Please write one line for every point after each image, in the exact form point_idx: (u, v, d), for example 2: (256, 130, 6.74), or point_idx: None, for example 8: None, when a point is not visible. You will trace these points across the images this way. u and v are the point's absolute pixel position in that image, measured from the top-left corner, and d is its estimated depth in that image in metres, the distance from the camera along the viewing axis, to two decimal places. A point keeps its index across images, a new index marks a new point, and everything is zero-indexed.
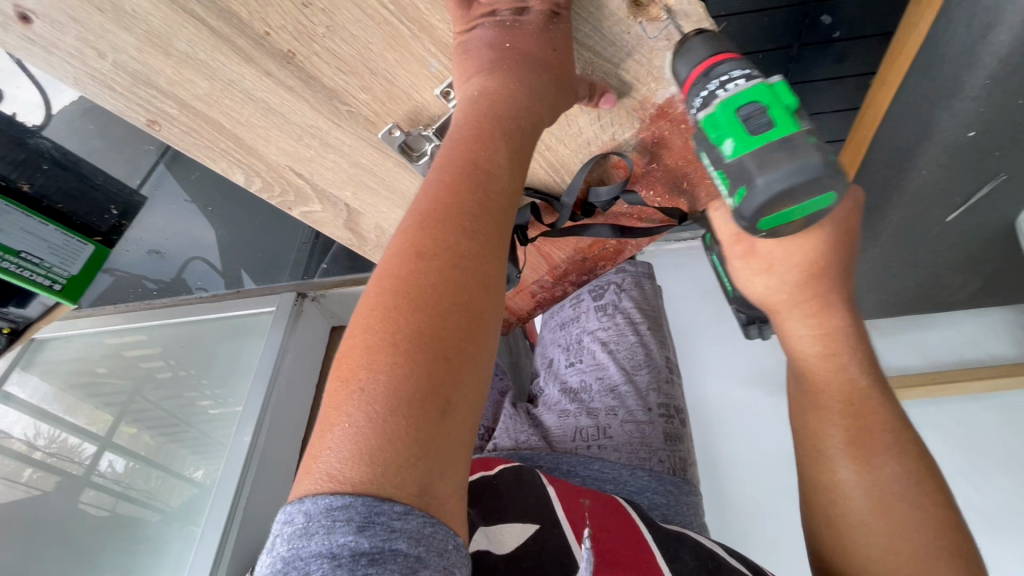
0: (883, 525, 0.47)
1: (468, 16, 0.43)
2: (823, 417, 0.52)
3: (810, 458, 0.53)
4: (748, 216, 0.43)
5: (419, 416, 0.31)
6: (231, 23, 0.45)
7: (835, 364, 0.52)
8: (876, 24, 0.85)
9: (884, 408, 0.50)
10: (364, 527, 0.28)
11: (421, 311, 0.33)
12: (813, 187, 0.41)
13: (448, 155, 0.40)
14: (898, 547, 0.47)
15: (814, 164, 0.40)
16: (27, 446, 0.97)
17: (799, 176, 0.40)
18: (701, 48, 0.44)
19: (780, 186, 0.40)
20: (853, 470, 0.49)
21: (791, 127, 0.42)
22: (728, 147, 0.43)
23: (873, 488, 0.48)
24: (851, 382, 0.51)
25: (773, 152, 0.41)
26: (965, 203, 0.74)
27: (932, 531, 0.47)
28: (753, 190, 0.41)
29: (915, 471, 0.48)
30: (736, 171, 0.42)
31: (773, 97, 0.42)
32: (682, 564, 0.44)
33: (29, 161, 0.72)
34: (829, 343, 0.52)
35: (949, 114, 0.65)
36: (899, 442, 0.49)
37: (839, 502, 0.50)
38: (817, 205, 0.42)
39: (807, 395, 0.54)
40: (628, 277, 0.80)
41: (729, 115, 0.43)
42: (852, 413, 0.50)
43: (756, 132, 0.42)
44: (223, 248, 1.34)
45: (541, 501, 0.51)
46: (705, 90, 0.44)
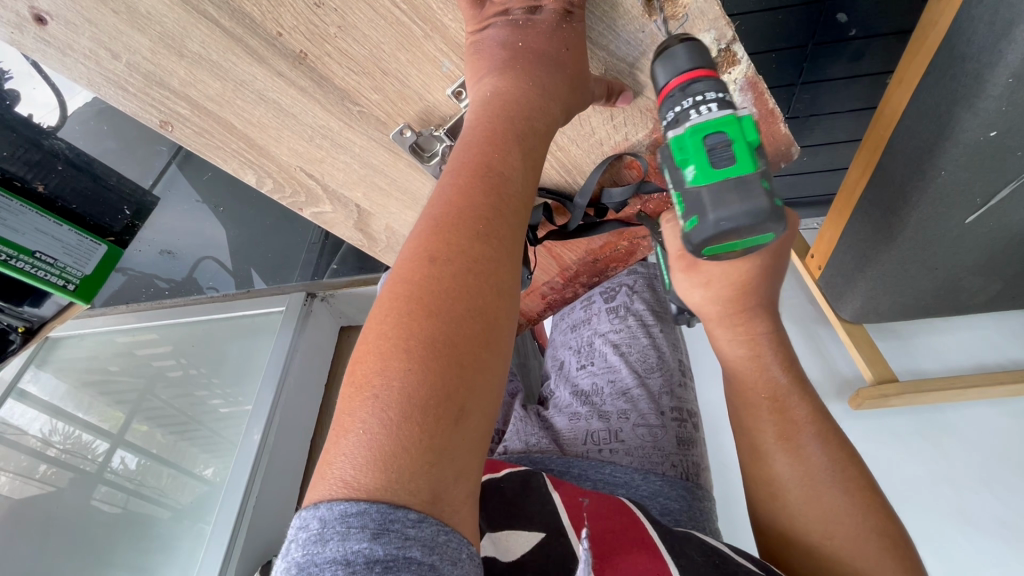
0: (816, 511, 0.48)
1: (480, 16, 0.43)
2: (754, 414, 0.53)
3: (747, 455, 0.53)
4: (694, 243, 0.44)
5: (434, 423, 0.30)
6: (243, 24, 0.45)
7: (759, 366, 0.54)
8: (894, 22, 0.83)
9: (803, 403, 0.52)
10: (378, 534, 0.27)
11: (435, 316, 0.33)
12: (757, 229, 0.42)
13: (461, 157, 0.40)
14: (832, 530, 0.47)
15: (762, 208, 0.41)
16: (41, 443, 0.99)
17: (745, 215, 0.41)
18: (683, 57, 0.41)
19: (726, 226, 0.41)
20: (784, 461, 0.50)
21: (751, 168, 0.41)
22: (690, 174, 0.42)
23: (804, 478, 0.49)
24: (774, 381, 0.53)
25: (729, 191, 0.41)
26: (985, 205, 0.72)
27: (860, 514, 0.47)
28: (703, 223, 0.42)
29: (839, 459, 0.49)
30: (693, 200, 0.43)
31: (738, 131, 0.41)
32: (689, 560, 0.42)
33: (43, 162, 0.72)
34: (756, 347, 0.54)
35: (971, 114, 0.63)
36: (821, 432, 0.51)
37: (776, 493, 0.50)
38: (754, 241, 0.43)
39: (736, 396, 0.55)
40: (639, 278, 0.79)
41: (696, 141, 0.42)
42: (776, 408, 0.52)
43: (717, 165, 0.41)
44: (234, 248, 1.35)
45: (546, 509, 0.50)
46: (679, 107, 0.42)
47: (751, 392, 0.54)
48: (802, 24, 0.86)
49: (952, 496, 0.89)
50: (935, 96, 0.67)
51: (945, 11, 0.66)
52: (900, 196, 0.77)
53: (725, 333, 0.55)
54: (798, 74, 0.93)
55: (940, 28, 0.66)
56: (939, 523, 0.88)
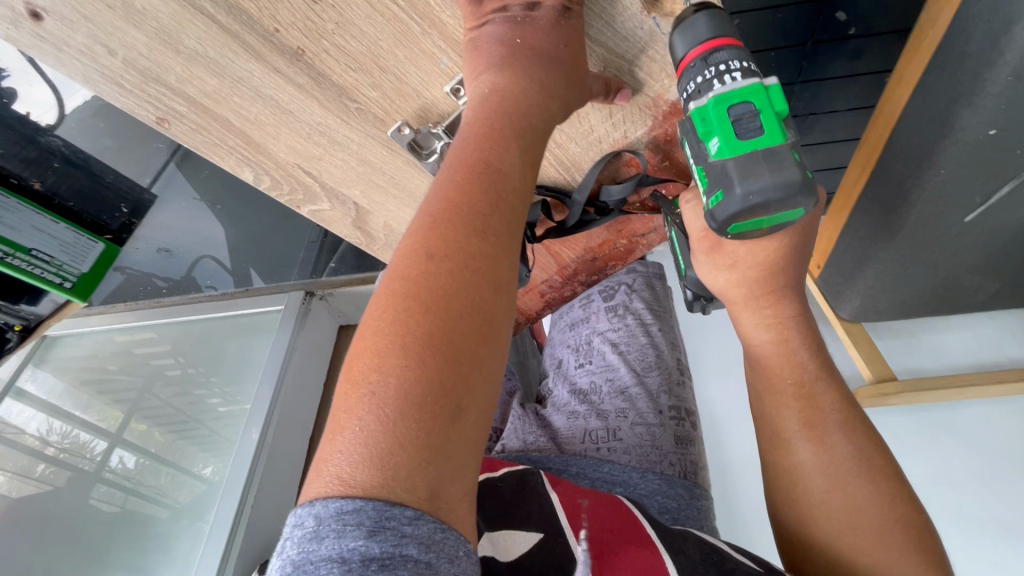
0: (841, 503, 0.48)
1: (479, 12, 0.43)
2: (780, 402, 0.52)
3: (771, 442, 0.53)
4: (719, 220, 0.41)
5: (430, 420, 0.30)
6: (240, 20, 0.44)
7: (786, 351, 0.52)
8: (893, 20, 0.83)
9: (832, 390, 0.51)
10: (374, 532, 0.27)
11: (432, 313, 0.33)
12: (787, 202, 0.39)
13: (459, 153, 0.39)
14: (857, 521, 0.47)
15: (795, 179, 0.38)
16: (40, 442, 0.99)
17: (775, 188, 0.39)
18: (705, 27, 0.41)
19: (756, 199, 0.39)
20: (809, 450, 0.50)
21: (780, 137, 0.40)
22: (714, 146, 0.41)
23: (830, 468, 0.49)
24: (802, 366, 0.52)
25: (757, 162, 0.39)
26: (984, 203, 0.72)
27: (885, 504, 0.47)
28: (729, 197, 0.40)
29: (865, 449, 0.49)
30: (718, 173, 0.41)
31: (766, 101, 0.41)
32: (686, 557, 0.42)
33: (40, 159, 0.71)
34: (783, 331, 0.53)
35: (971, 112, 0.63)
36: (847, 421, 0.50)
37: (800, 482, 0.50)
38: (784, 217, 0.41)
39: (761, 381, 0.54)
40: (639, 277, 0.79)
41: (720, 112, 0.41)
42: (804, 395, 0.51)
43: (745, 136, 0.40)
44: (232, 247, 1.35)
45: (544, 510, 0.50)
46: (702, 77, 0.41)
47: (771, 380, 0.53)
48: (801, 22, 0.86)
49: (951, 493, 0.89)
50: (934, 94, 0.67)
51: (944, 8, 0.65)
52: (899, 195, 0.77)
53: (750, 316, 0.54)
54: (797, 72, 0.93)
55: (940, 25, 0.66)
56: (938, 521, 0.88)
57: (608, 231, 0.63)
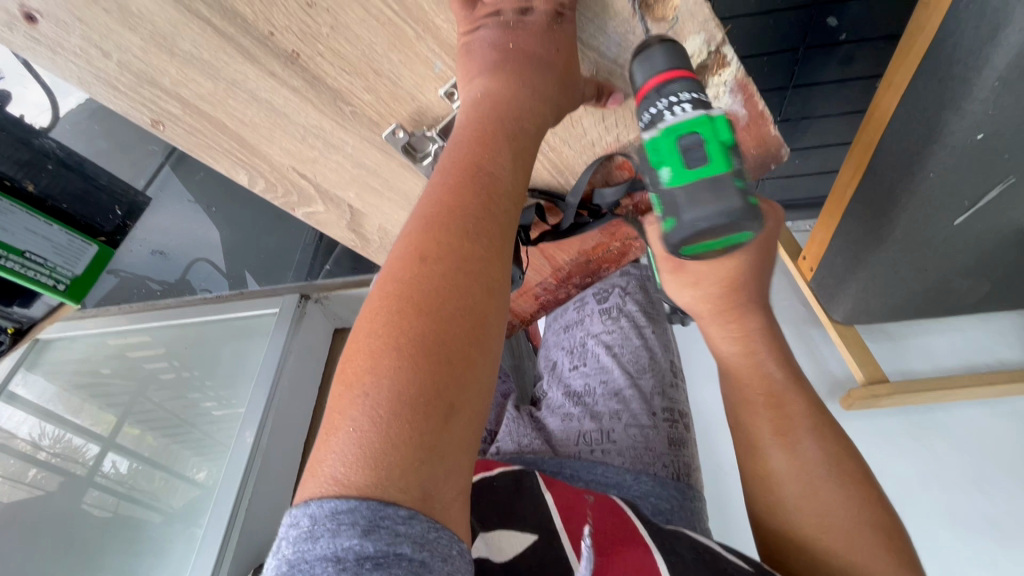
0: (815, 506, 0.48)
1: (472, 17, 0.43)
2: (750, 411, 0.53)
3: (741, 448, 0.54)
4: (672, 244, 0.43)
5: (424, 421, 0.30)
6: (235, 23, 0.45)
7: (752, 361, 0.54)
8: (882, 26, 0.84)
9: (802, 399, 0.52)
10: (369, 531, 0.27)
11: (425, 315, 0.33)
12: (728, 229, 0.40)
13: (452, 157, 0.40)
14: (827, 525, 0.47)
15: (734, 207, 0.40)
16: (32, 447, 0.98)
17: (720, 215, 0.40)
18: (661, 60, 0.41)
19: (703, 226, 0.40)
20: (779, 457, 0.51)
21: (725, 166, 0.40)
22: (665, 175, 0.42)
23: (801, 472, 0.49)
24: (769, 376, 0.53)
25: (704, 190, 0.40)
26: (973, 206, 0.73)
27: (856, 508, 0.47)
28: (680, 224, 0.41)
29: (836, 454, 0.50)
30: (669, 202, 0.42)
31: (712, 131, 0.41)
32: (678, 557, 0.42)
33: (32, 162, 0.70)
34: (749, 343, 0.55)
35: (959, 116, 0.64)
36: (817, 427, 0.51)
37: (770, 488, 0.51)
38: (734, 240, 0.42)
39: (733, 393, 0.55)
40: (632, 280, 0.80)
41: (670, 142, 0.41)
42: (773, 405, 0.52)
43: (690, 166, 0.41)
44: (227, 249, 1.34)
45: (539, 511, 0.50)
46: (654, 108, 0.41)
47: (751, 385, 0.54)
48: (793, 27, 0.87)
49: (941, 495, 0.90)
50: (923, 99, 0.68)
51: (933, 15, 0.66)
52: (888, 198, 0.78)
53: (718, 331, 0.55)
54: (789, 77, 0.94)
55: (928, 30, 0.67)
56: (927, 522, 0.89)
57: (602, 234, 0.64)
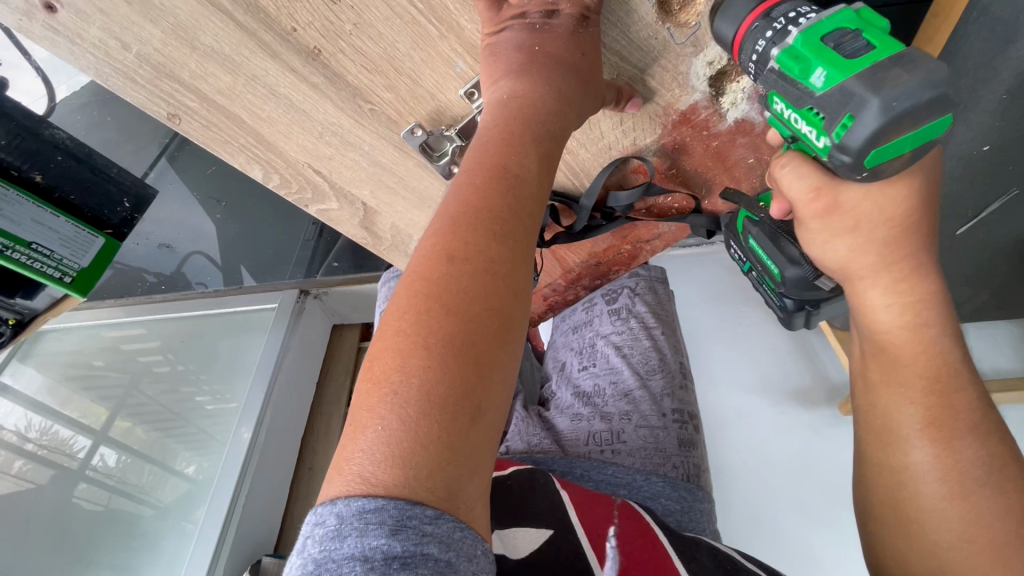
0: (959, 513, 0.38)
1: (498, 18, 0.43)
2: (901, 392, 0.42)
3: (878, 438, 0.43)
4: (853, 150, 0.35)
5: (452, 420, 0.30)
6: (258, 18, 0.44)
7: (919, 337, 0.42)
8: None
9: (970, 386, 0.41)
10: (396, 530, 0.27)
11: (453, 315, 0.33)
12: (934, 108, 0.33)
13: (478, 157, 0.40)
14: (975, 536, 0.38)
15: (940, 74, 0.32)
16: (19, 438, 0.97)
17: (919, 85, 0.32)
18: (743, 4, 0.40)
19: (901, 105, 0.32)
20: (926, 452, 0.40)
21: (897, 45, 0.35)
22: (819, 78, 0.36)
23: (949, 473, 0.39)
24: (944, 356, 0.42)
25: (887, 68, 0.33)
26: (976, 217, 0.75)
27: (1014, 521, 0.37)
28: (862, 114, 0.33)
29: (999, 453, 0.39)
30: (836, 100, 0.35)
31: (859, 24, 0.37)
32: (700, 565, 0.43)
33: (41, 152, 0.69)
34: (917, 312, 0.42)
35: (965, 128, 0.65)
36: (981, 423, 0.40)
37: (906, 485, 0.41)
38: (932, 129, 0.34)
39: (882, 369, 0.44)
40: (641, 281, 0.79)
41: (811, 45, 0.37)
42: (938, 389, 0.41)
43: (852, 55, 0.35)
44: (224, 243, 1.32)
45: (555, 504, 0.50)
46: (771, 30, 0.38)
47: None
48: None
49: None
50: None
51: None
52: None
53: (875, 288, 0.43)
54: None
55: None
56: None
57: (613, 237, 0.64)
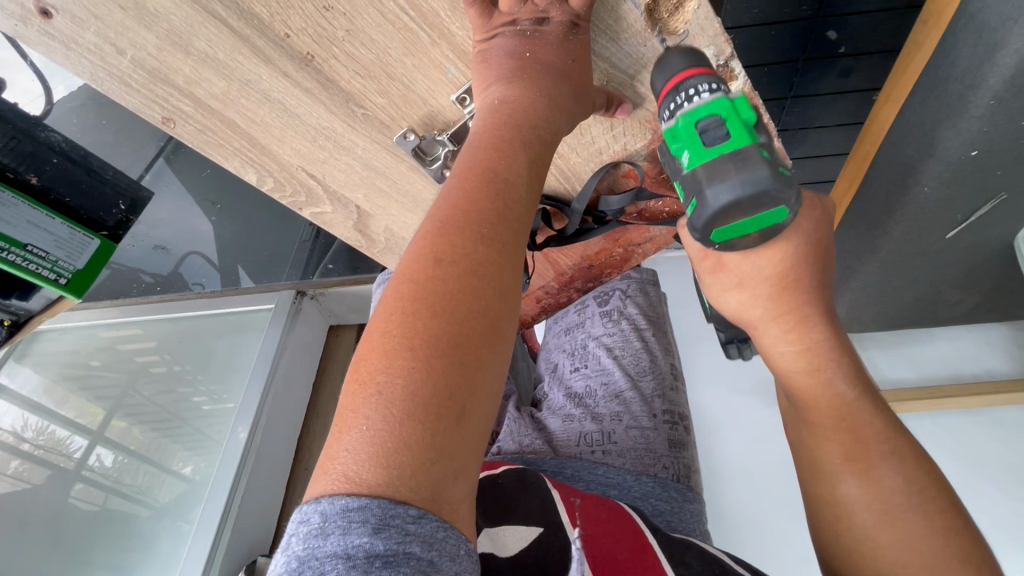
0: (892, 540, 0.42)
1: (489, 25, 0.43)
2: (817, 432, 0.46)
3: (809, 474, 0.48)
4: (699, 227, 0.41)
5: (436, 421, 0.31)
6: (251, 24, 0.45)
7: (818, 379, 0.45)
8: (880, 40, 0.86)
9: (875, 416, 0.45)
10: (379, 529, 0.28)
11: (439, 317, 0.33)
12: (765, 200, 0.38)
13: (467, 162, 0.40)
14: (908, 561, 0.41)
15: (763, 176, 0.37)
16: (15, 438, 0.96)
17: (747, 185, 0.38)
18: (677, 64, 0.42)
19: (725, 199, 0.38)
20: (853, 485, 0.44)
21: (747, 141, 0.39)
22: (685, 159, 0.40)
23: (877, 502, 0.43)
24: (841, 397, 0.45)
25: (722, 164, 0.38)
26: (965, 221, 0.76)
27: (938, 541, 0.41)
28: (703, 202, 0.39)
29: (916, 477, 0.43)
30: (691, 181, 0.40)
31: (732, 111, 0.40)
32: (688, 567, 0.43)
33: (36, 154, 0.69)
34: (811, 358, 0.45)
35: (954, 133, 0.66)
36: (896, 450, 0.44)
37: (842, 518, 0.45)
38: (770, 216, 0.40)
39: (796, 411, 0.48)
40: (633, 283, 0.79)
41: (688, 127, 0.40)
42: (845, 428, 0.44)
43: (711, 144, 0.39)
44: (221, 243, 1.32)
45: (544, 503, 0.51)
46: (673, 103, 0.41)
47: None
48: (793, 39, 0.88)
49: None
50: (919, 115, 0.70)
51: (931, 32, 0.66)
52: (884, 210, 0.80)
53: (770, 336, 0.46)
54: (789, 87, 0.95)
55: (926, 49, 0.68)
56: None
57: (605, 240, 0.65)
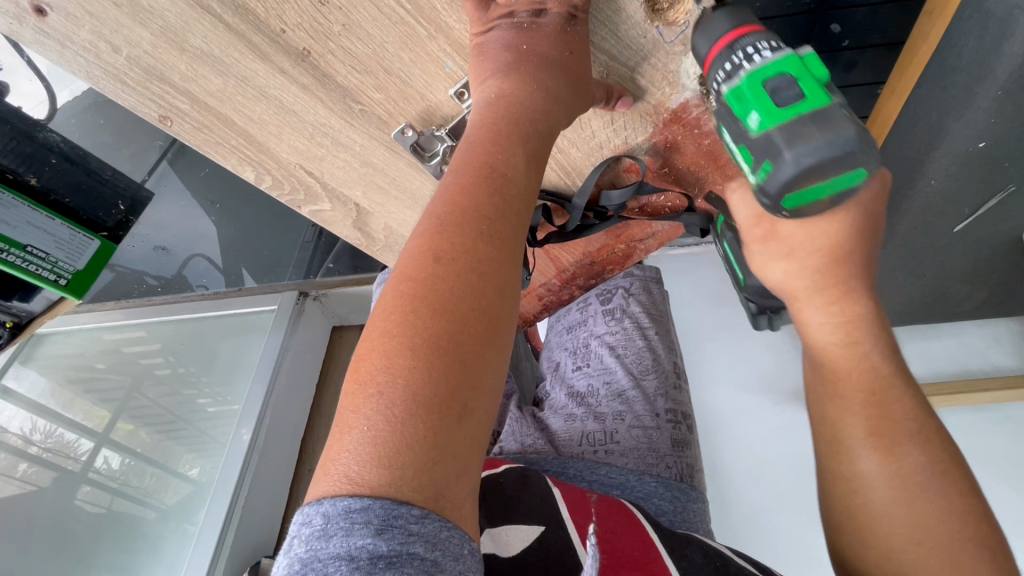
0: (907, 517, 0.41)
1: (485, 17, 0.43)
2: (842, 406, 0.46)
3: (828, 447, 0.46)
4: (771, 193, 0.40)
5: (437, 420, 0.30)
6: (247, 20, 0.45)
7: (855, 353, 0.46)
8: (886, 32, 0.85)
9: (906, 396, 0.44)
10: (382, 530, 0.27)
11: (439, 315, 0.33)
12: (842, 163, 0.38)
13: (465, 158, 0.40)
14: (922, 538, 0.41)
15: (849, 136, 0.37)
16: (23, 441, 0.97)
17: (828, 146, 0.37)
18: (722, 24, 0.42)
19: (808, 161, 0.37)
20: (874, 460, 0.43)
21: (824, 99, 0.38)
22: (754, 120, 0.39)
23: (898, 478, 0.42)
24: (874, 371, 0.45)
25: (804, 125, 0.38)
26: (973, 214, 0.75)
27: (959, 522, 0.40)
28: (779, 165, 0.38)
29: (941, 459, 0.43)
30: (762, 145, 0.39)
31: (801, 69, 0.39)
32: (690, 561, 0.43)
33: (36, 155, 0.70)
34: (852, 331, 0.46)
35: (960, 124, 0.65)
36: (923, 430, 0.43)
37: (859, 493, 0.44)
38: (844, 181, 0.40)
39: (824, 383, 0.47)
40: (636, 281, 0.79)
41: (754, 87, 0.39)
42: (874, 403, 0.44)
43: (784, 104, 0.39)
44: (225, 245, 1.33)
45: (547, 503, 0.50)
46: (730, 63, 0.41)
47: None
48: (796, 33, 0.87)
49: None
50: (925, 107, 0.69)
51: (937, 23, 0.67)
52: (890, 204, 0.79)
53: (814, 310, 0.47)
54: None
55: (932, 39, 0.68)
56: None
57: (607, 236, 0.64)
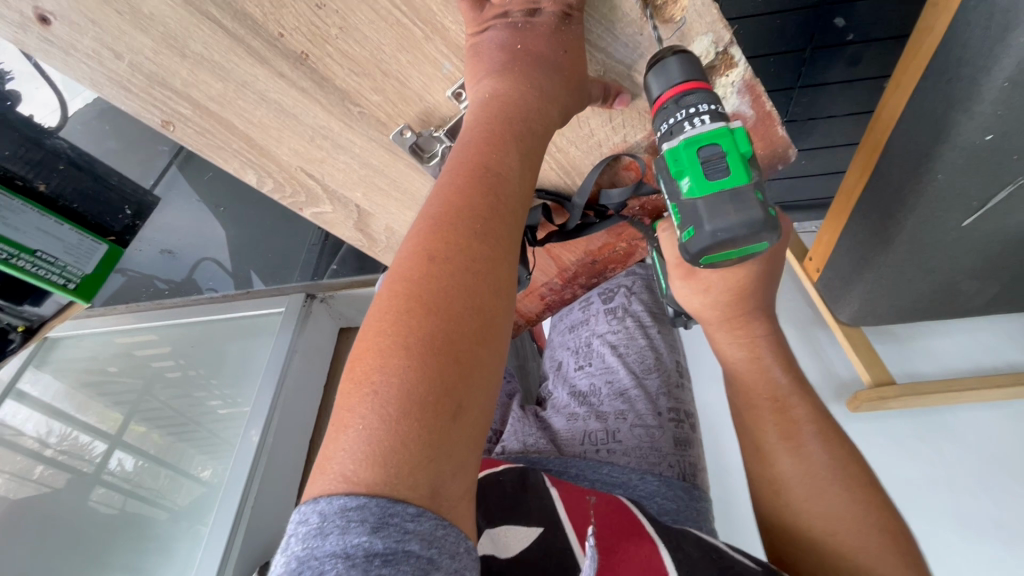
0: (822, 509, 0.47)
1: (480, 18, 0.43)
2: (757, 416, 0.53)
3: (750, 452, 0.53)
4: (692, 253, 0.44)
5: (432, 419, 0.30)
6: (245, 25, 0.45)
7: (759, 367, 0.54)
8: (890, 26, 0.84)
9: (806, 405, 0.52)
10: (378, 528, 0.27)
11: (434, 315, 0.33)
12: (751, 239, 0.42)
13: (459, 158, 0.40)
14: (836, 528, 0.47)
15: (756, 219, 0.41)
16: (39, 444, 0.99)
17: (740, 226, 0.41)
18: (676, 71, 0.42)
19: (723, 237, 0.41)
20: (787, 460, 0.50)
21: (744, 179, 0.41)
22: (686, 186, 0.43)
23: (807, 475, 0.49)
24: (774, 381, 0.53)
25: (724, 203, 0.41)
26: (982, 207, 0.73)
27: (862, 511, 0.46)
28: (700, 234, 0.42)
29: (840, 455, 0.49)
30: (689, 211, 0.43)
31: (732, 143, 0.42)
32: (686, 554, 0.42)
33: (45, 161, 0.72)
34: (755, 349, 0.54)
35: (967, 118, 0.64)
36: (822, 431, 0.51)
37: (781, 491, 0.50)
38: (751, 250, 0.43)
39: (739, 395, 0.55)
40: (638, 280, 0.78)
41: (690, 153, 0.42)
42: (779, 409, 0.52)
43: (711, 177, 0.42)
44: (234, 248, 1.35)
45: (545, 504, 0.50)
46: (673, 119, 0.42)
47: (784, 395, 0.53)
48: (799, 28, 0.86)
49: (948, 498, 0.89)
50: (930, 101, 0.68)
51: (941, 15, 0.65)
52: (897, 199, 0.78)
53: (724, 336, 0.55)
54: (796, 77, 0.93)
55: (937, 32, 0.66)
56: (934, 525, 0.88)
57: (608, 235, 0.64)
